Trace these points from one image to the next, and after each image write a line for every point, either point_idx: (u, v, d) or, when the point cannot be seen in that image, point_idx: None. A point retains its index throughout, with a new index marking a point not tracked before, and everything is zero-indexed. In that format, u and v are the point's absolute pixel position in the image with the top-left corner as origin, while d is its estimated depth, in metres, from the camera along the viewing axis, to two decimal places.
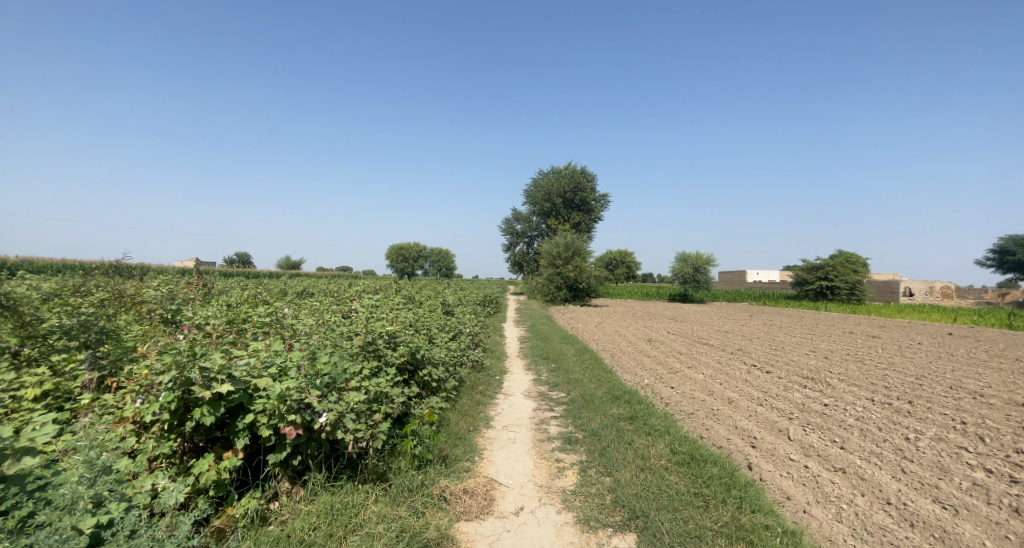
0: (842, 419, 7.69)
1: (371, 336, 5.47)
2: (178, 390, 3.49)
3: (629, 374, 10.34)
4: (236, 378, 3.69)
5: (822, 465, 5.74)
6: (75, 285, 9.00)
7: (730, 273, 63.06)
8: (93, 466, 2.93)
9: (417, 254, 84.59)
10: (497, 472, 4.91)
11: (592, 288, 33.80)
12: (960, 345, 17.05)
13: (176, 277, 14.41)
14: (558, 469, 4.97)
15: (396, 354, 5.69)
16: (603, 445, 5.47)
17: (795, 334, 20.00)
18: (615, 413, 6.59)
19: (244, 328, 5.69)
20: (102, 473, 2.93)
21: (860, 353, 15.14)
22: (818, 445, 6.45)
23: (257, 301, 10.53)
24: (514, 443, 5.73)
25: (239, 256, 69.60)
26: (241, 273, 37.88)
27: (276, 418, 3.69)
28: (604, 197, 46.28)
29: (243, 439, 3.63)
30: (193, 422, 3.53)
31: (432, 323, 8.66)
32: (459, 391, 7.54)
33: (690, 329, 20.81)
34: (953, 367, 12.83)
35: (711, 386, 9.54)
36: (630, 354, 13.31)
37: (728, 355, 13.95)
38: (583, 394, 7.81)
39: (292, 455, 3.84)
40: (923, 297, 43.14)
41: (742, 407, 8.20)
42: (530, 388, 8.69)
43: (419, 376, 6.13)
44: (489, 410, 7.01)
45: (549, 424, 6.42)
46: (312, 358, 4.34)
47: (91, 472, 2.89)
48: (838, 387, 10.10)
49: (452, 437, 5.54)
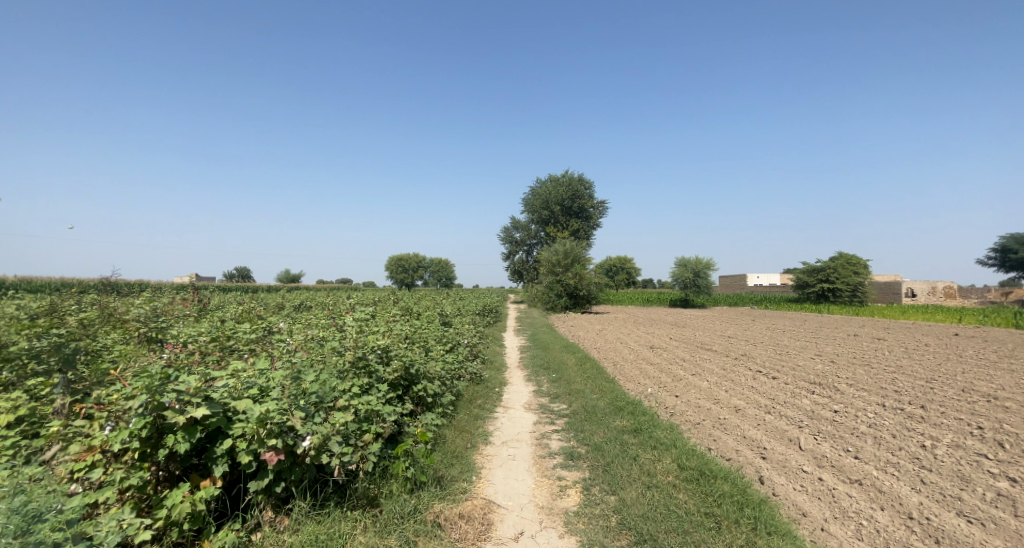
0: (854, 427, 7.42)
1: (361, 351, 5.23)
2: (149, 416, 3.25)
3: (632, 383, 10.08)
4: (213, 400, 3.46)
5: (837, 477, 5.49)
6: (62, 304, 8.77)
7: (730, 277, 62.89)
8: (34, 512, 2.68)
9: (417, 264, 84.46)
10: (495, 492, 4.66)
11: (593, 295, 33.56)
12: (968, 346, 16.78)
13: (171, 293, 14.21)
14: (560, 488, 4.71)
15: (388, 369, 5.45)
16: (607, 460, 5.21)
17: (799, 338, 19.75)
18: (619, 426, 6.34)
19: (231, 346, 5.45)
20: (39, 519, 2.67)
21: (867, 356, 14.88)
22: (831, 455, 6.19)
23: (251, 316, 10.31)
24: (514, 460, 5.47)
25: (239, 271, 69.57)
26: (236, 288, 38.16)
27: (256, 443, 3.43)
28: (603, 204, 46.19)
29: (221, 467, 3.39)
30: (166, 449, 3.30)
31: (429, 335, 8.43)
32: (457, 404, 7.30)
33: (692, 334, 20.55)
34: (962, 369, 12.56)
35: (717, 394, 9.27)
36: (632, 362, 13.06)
37: (733, 361, 13.69)
38: (585, 406, 7.55)
39: (274, 482, 3.58)
40: (925, 297, 42.92)
41: (750, 415, 7.95)
42: (530, 400, 8.42)
43: (413, 391, 5.88)
44: (487, 424, 6.76)
45: (550, 439, 6.15)
46: (298, 377, 4.11)
47: (32, 517, 2.64)
48: (847, 393, 9.82)
49: (448, 456, 5.28)
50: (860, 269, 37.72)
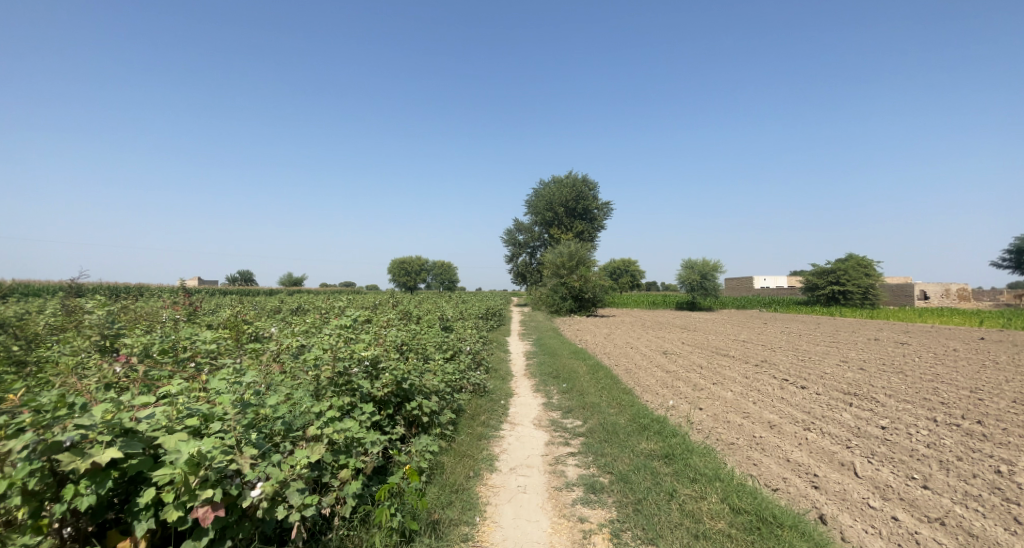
0: (912, 447, 6.48)
1: (343, 364, 4.30)
2: (37, 463, 2.30)
3: (651, 395, 9.18)
4: (133, 437, 2.52)
5: (914, 517, 4.59)
6: (24, 309, 7.93)
7: (736, 281, 62.05)
8: None
9: (420, 267, 83.40)
10: (503, 540, 3.79)
11: (599, 297, 32.63)
12: (999, 351, 15.80)
13: (157, 296, 13.43)
14: (583, 535, 3.83)
15: (376, 386, 4.54)
16: (638, 497, 4.31)
17: (817, 343, 18.76)
18: (646, 450, 5.42)
19: (188, 359, 4.52)
20: None
21: (896, 362, 13.91)
22: (895, 485, 5.27)
23: (234, 321, 9.39)
24: (525, 494, 4.56)
25: (241, 274, 68.94)
26: (238, 290, 37.37)
27: (186, 495, 2.47)
28: (607, 204, 45.12)
29: (144, 523, 2.51)
30: (65, 504, 2.40)
31: (428, 342, 7.57)
32: (457, 422, 6.43)
33: (706, 339, 19.60)
34: (1004, 377, 11.57)
35: (747, 407, 8.36)
36: (647, 369, 12.10)
37: (754, 368, 12.75)
38: (603, 423, 6.65)
39: (217, 542, 2.64)
40: (937, 300, 41.86)
41: (789, 432, 7.04)
42: (540, 414, 7.51)
43: (407, 409, 4.99)
44: (493, 445, 5.89)
45: (566, 465, 5.25)
46: (255, 400, 3.17)
47: None
48: (889, 405, 8.91)
49: (446, 491, 4.37)
50: (870, 271, 36.75)
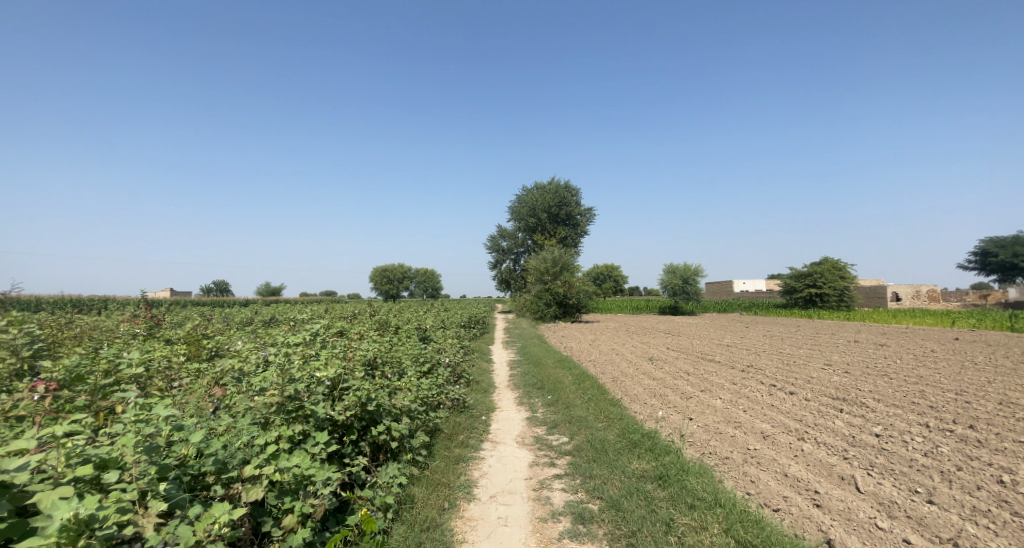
0: (910, 457, 6.18)
1: (295, 387, 3.75)
2: None
3: (639, 405, 8.78)
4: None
5: (926, 538, 4.25)
6: None
7: (717, 285, 62.63)
8: None
9: (402, 274, 82.17)
10: None
11: (583, 303, 32.33)
12: (977, 351, 15.87)
13: (118, 309, 12.56)
14: None
15: (337, 410, 4.00)
16: (631, 529, 3.87)
17: (800, 346, 18.65)
18: (638, 471, 4.99)
19: (115, 385, 3.93)
20: None
21: (880, 365, 13.80)
22: (901, 500, 4.93)
23: (192, 335, 8.65)
24: (506, 527, 4.08)
25: (217, 284, 67.05)
26: (213, 300, 35.96)
27: None
28: (589, 210, 44.91)
29: None
30: None
31: (402, 356, 7.03)
32: (432, 443, 5.92)
33: (690, 344, 19.37)
34: (988, 379, 11.48)
35: (737, 417, 8.01)
36: (634, 378, 11.71)
37: (741, 373, 12.48)
38: (590, 439, 6.21)
39: None
40: (910, 301, 42.73)
41: (783, 443, 6.70)
42: (523, 431, 7.02)
43: (374, 434, 4.46)
44: (472, 469, 5.41)
45: (551, 490, 4.77)
46: (177, 438, 2.65)
47: None
48: (880, 410, 8.66)
49: (414, 530, 3.87)
50: (846, 273, 37.18)
